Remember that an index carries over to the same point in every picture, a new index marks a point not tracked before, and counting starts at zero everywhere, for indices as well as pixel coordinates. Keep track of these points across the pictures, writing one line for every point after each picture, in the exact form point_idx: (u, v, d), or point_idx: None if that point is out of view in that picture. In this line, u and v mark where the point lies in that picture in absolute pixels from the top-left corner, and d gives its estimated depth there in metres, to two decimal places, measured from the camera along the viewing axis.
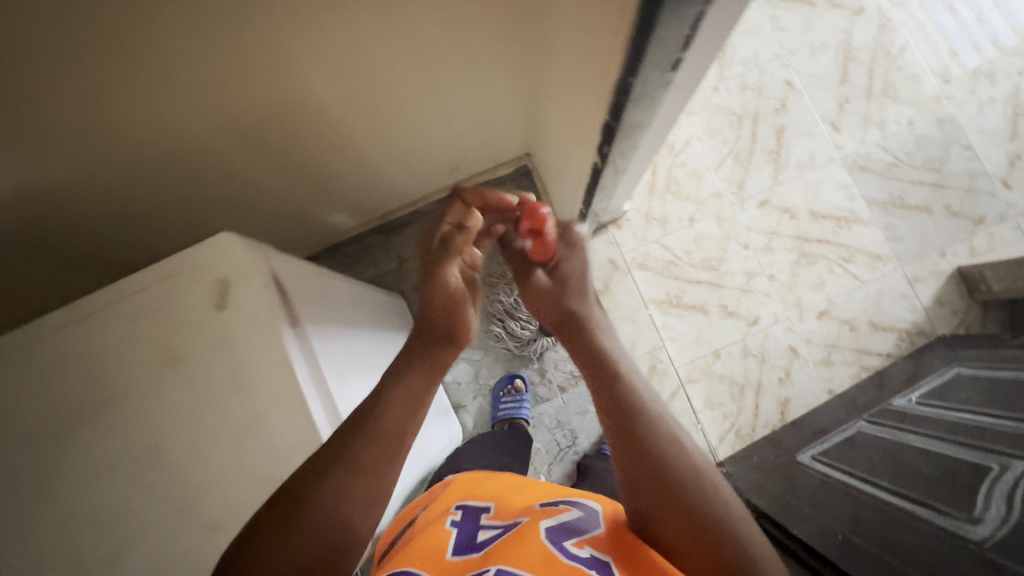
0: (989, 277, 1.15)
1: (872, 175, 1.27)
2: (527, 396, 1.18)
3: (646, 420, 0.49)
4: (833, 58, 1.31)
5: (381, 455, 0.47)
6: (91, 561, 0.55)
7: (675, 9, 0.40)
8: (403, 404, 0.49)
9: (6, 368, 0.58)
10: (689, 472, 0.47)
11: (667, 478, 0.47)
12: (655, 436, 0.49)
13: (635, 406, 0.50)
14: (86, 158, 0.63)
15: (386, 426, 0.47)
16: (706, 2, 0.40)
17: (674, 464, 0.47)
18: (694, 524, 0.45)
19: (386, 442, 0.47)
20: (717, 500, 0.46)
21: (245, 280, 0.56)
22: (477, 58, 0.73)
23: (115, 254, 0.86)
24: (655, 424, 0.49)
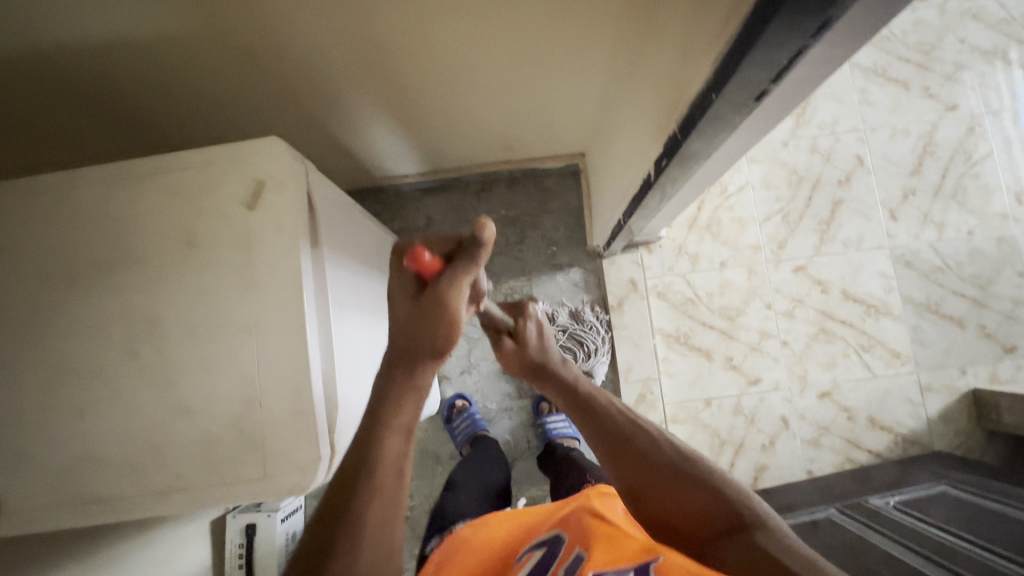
0: (1003, 407, 1.12)
1: (915, 273, 1.24)
2: (474, 410, 1.18)
3: (620, 424, 0.62)
4: (911, 146, 1.28)
5: (391, 502, 0.46)
6: (66, 406, 0.56)
7: (777, 44, 0.38)
8: (398, 443, 0.47)
9: (37, 204, 0.59)
10: (670, 456, 0.58)
11: (655, 469, 0.58)
12: (631, 434, 0.61)
13: (609, 415, 0.63)
14: (172, 37, 0.63)
15: (383, 472, 0.46)
16: (806, 47, 0.37)
17: (651, 450, 0.59)
18: (681, 491, 0.56)
19: (388, 487, 0.46)
20: (693, 468, 0.57)
21: (280, 186, 0.57)
22: (565, 38, 0.72)
23: (175, 137, 0.88)
24: (627, 425, 0.62)
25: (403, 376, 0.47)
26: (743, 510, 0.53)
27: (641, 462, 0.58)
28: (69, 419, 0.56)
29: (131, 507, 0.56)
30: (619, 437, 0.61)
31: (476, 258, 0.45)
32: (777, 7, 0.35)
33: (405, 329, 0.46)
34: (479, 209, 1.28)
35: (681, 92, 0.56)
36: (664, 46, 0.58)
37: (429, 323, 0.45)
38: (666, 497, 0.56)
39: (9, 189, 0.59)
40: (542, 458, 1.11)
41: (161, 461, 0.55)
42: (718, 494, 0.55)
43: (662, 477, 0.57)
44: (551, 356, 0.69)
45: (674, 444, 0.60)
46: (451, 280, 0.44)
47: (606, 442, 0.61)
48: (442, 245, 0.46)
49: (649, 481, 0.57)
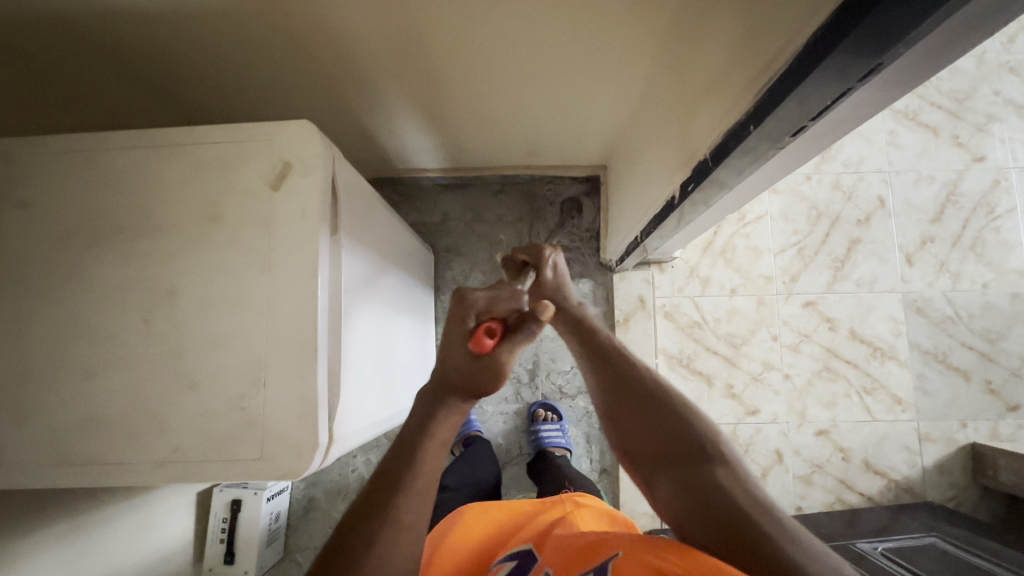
0: (1000, 464, 1.11)
1: (925, 320, 1.23)
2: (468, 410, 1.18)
3: (614, 360, 0.64)
4: (935, 193, 1.27)
5: (424, 505, 0.50)
6: (73, 366, 0.57)
7: (824, 83, 0.38)
8: (436, 456, 0.51)
9: (66, 164, 0.59)
10: (650, 390, 0.60)
11: (634, 400, 0.60)
12: (620, 369, 0.63)
13: (605, 352, 0.65)
14: (215, 12, 0.63)
15: (421, 478, 0.49)
16: (848, 88, 0.37)
17: (635, 386, 0.61)
18: (651, 423, 0.58)
19: (422, 494, 0.49)
20: (669, 406, 0.58)
21: (307, 170, 0.57)
22: (603, 49, 0.72)
23: (205, 109, 0.88)
24: (620, 361, 0.64)
25: (453, 400, 0.51)
26: (706, 443, 0.54)
27: (624, 390, 0.61)
28: (75, 380, 0.57)
29: (125, 474, 0.56)
30: (610, 369, 0.64)
31: (529, 336, 0.52)
32: (828, 48, 0.35)
33: (460, 370, 0.50)
34: (497, 211, 1.28)
35: (716, 119, 0.56)
36: (703, 69, 0.58)
37: (484, 373, 0.50)
38: (638, 423, 0.59)
39: (40, 145, 0.60)
40: (532, 465, 1.11)
41: (162, 432, 0.56)
42: (689, 429, 0.55)
43: (637, 406, 0.59)
44: (567, 293, 0.69)
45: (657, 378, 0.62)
46: (511, 350, 0.50)
47: (597, 372, 0.65)
48: (501, 310, 0.53)
49: (625, 407, 0.60)
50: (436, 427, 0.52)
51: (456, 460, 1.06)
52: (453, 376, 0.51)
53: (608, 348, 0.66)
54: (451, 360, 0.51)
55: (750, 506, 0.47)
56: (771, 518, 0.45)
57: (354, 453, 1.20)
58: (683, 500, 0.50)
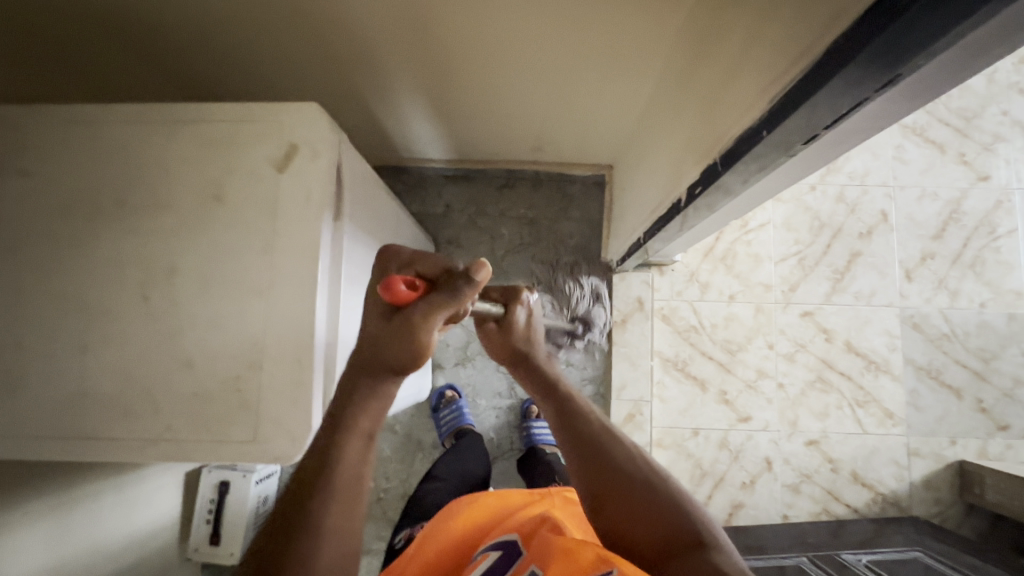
0: (987, 483, 1.12)
1: (921, 336, 1.24)
2: (462, 403, 1.18)
3: (599, 436, 0.59)
4: (938, 210, 1.27)
5: (349, 509, 0.44)
6: (67, 338, 0.56)
7: (838, 94, 0.38)
8: (358, 445, 0.45)
9: (70, 133, 0.58)
10: (640, 469, 0.56)
11: (622, 479, 0.56)
12: (606, 445, 0.59)
13: (587, 425, 0.60)
14: None
15: (341, 485, 0.44)
16: (863, 100, 0.37)
17: (623, 465, 0.57)
18: (643, 507, 0.54)
19: (349, 487, 0.44)
20: (660, 486, 0.55)
21: (313, 153, 0.56)
22: (617, 46, 0.72)
23: (212, 87, 0.87)
24: (604, 437, 0.59)
25: (366, 380, 0.46)
26: (702, 531, 0.51)
27: (612, 468, 0.57)
28: (69, 352, 0.56)
29: (115, 449, 0.56)
30: (592, 445, 0.59)
31: (451, 299, 0.45)
32: (844, 61, 0.35)
33: (374, 342, 0.46)
34: (500, 204, 1.28)
35: (726, 123, 0.56)
36: (716, 72, 0.57)
37: (393, 340, 0.45)
38: (630, 507, 0.54)
39: (42, 112, 0.59)
40: (523, 460, 1.11)
41: (154, 409, 0.55)
42: (681, 513, 0.53)
43: (627, 487, 0.55)
44: (537, 350, 0.66)
45: (642, 454, 0.59)
46: (425, 311, 0.44)
47: (578, 448, 0.59)
48: (429, 268, 0.49)
49: (613, 489, 0.55)
50: (354, 418, 0.46)
51: (447, 451, 1.06)
52: (367, 350, 0.46)
53: (590, 422, 0.61)
54: (366, 332, 0.47)
55: None
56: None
57: None
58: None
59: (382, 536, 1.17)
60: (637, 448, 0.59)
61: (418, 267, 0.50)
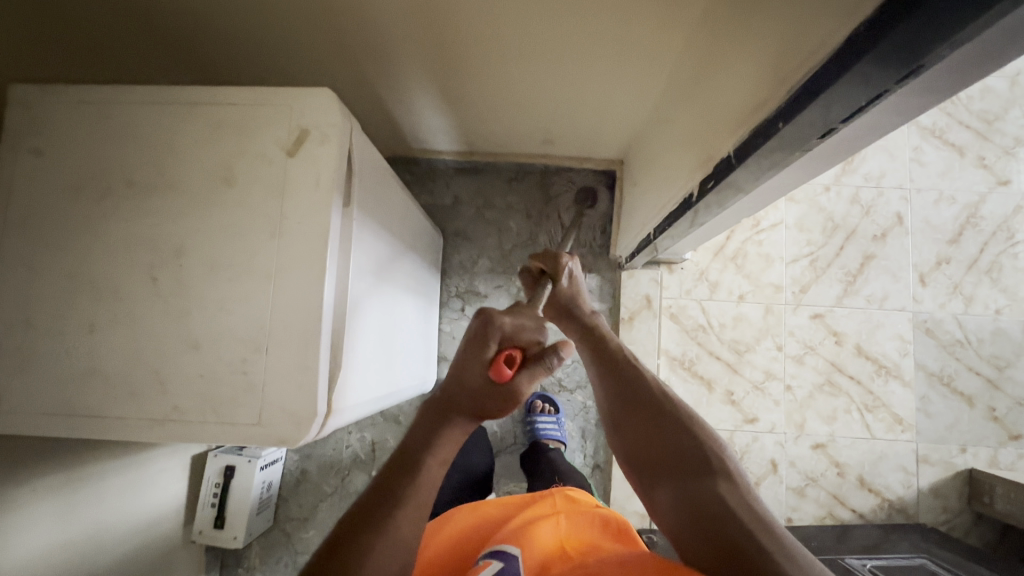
0: (996, 492, 1.10)
1: (933, 342, 1.22)
2: None
3: (624, 367, 0.64)
4: (955, 214, 1.25)
5: (417, 527, 0.49)
6: (77, 317, 0.57)
7: (854, 88, 0.37)
8: (436, 471, 0.51)
9: (84, 114, 0.59)
10: (657, 398, 0.61)
11: (638, 404, 0.61)
12: (627, 376, 0.63)
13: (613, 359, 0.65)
14: None
15: (420, 497, 0.49)
16: (880, 94, 0.36)
17: (642, 394, 0.61)
18: (654, 430, 0.58)
19: (419, 506, 0.49)
20: (673, 414, 0.59)
21: (323, 139, 0.56)
22: (632, 39, 0.71)
23: (226, 72, 0.88)
24: (627, 369, 0.64)
25: (455, 422, 0.51)
26: (711, 454, 0.54)
27: (629, 397, 0.61)
28: (79, 331, 0.57)
29: (123, 429, 0.56)
30: (615, 376, 0.64)
31: (544, 372, 0.49)
32: (860, 55, 0.34)
33: (468, 394, 0.49)
34: (509, 198, 1.27)
35: (739, 115, 0.55)
36: (731, 66, 0.57)
37: (493, 399, 0.49)
38: (640, 429, 0.59)
39: (57, 93, 0.59)
40: (526, 455, 1.11)
41: (161, 389, 0.56)
42: (691, 439, 0.56)
43: (641, 413, 0.60)
44: (580, 296, 0.70)
45: (659, 385, 0.63)
46: (527, 381, 0.49)
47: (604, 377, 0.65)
48: (525, 339, 0.50)
49: (628, 415, 0.61)
50: (438, 445, 0.51)
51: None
52: (462, 396, 0.50)
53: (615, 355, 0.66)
54: (456, 380, 0.50)
55: (754, 521, 0.48)
56: (776, 545, 0.46)
57: (349, 430, 1.20)
58: (686, 516, 0.51)
59: None
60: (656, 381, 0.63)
61: (514, 339, 0.49)
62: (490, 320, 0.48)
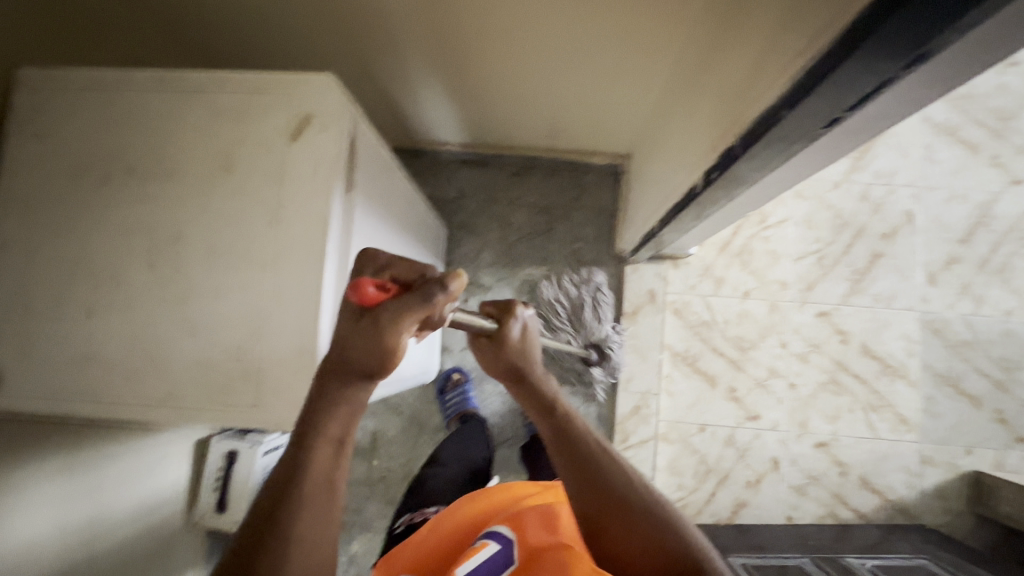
0: (1002, 495, 1.09)
1: (941, 343, 1.20)
2: (468, 387, 1.18)
3: (596, 458, 0.54)
4: (966, 213, 1.23)
5: (325, 513, 0.40)
6: (78, 299, 0.57)
7: (857, 78, 0.36)
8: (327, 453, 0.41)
9: (88, 98, 0.59)
10: (639, 497, 0.52)
11: (618, 504, 0.51)
12: (602, 468, 0.53)
13: (584, 445, 0.55)
14: None
15: (310, 490, 0.40)
16: (883, 83, 0.35)
17: (620, 492, 0.52)
18: (641, 537, 0.50)
19: (320, 493, 0.40)
20: (658, 517, 0.50)
21: (324, 125, 0.56)
22: (637, 29, 0.70)
23: (231, 59, 0.88)
24: (601, 461, 0.54)
25: (332, 387, 0.42)
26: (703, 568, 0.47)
27: (607, 495, 0.52)
28: (81, 313, 0.57)
29: (123, 410, 0.57)
30: (588, 469, 0.53)
31: (416, 303, 0.38)
32: (860, 42, 0.34)
33: (340, 345, 0.41)
34: (514, 190, 1.27)
35: (743, 106, 0.54)
36: (736, 55, 0.56)
37: (362, 343, 0.39)
38: (626, 535, 0.50)
39: (61, 77, 0.59)
40: (526, 447, 1.11)
41: (161, 372, 0.56)
42: (680, 548, 0.49)
43: (627, 519, 0.50)
44: (534, 363, 0.58)
45: (638, 478, 0.53)
46: (395, 315, 0.37)
47: (574, 471, 0.54)
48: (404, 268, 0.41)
49: (608, 517, 0.51)
50: (327, 421, 0.42)
51: (451, 435, 1.06)
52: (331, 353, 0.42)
53: (586, 442, 0.55)
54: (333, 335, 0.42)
55: None
56: None
57: None
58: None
59: (383, 514, 1.18)
60: (635, 473, 0.54)
61: (394, 270, 0.42)
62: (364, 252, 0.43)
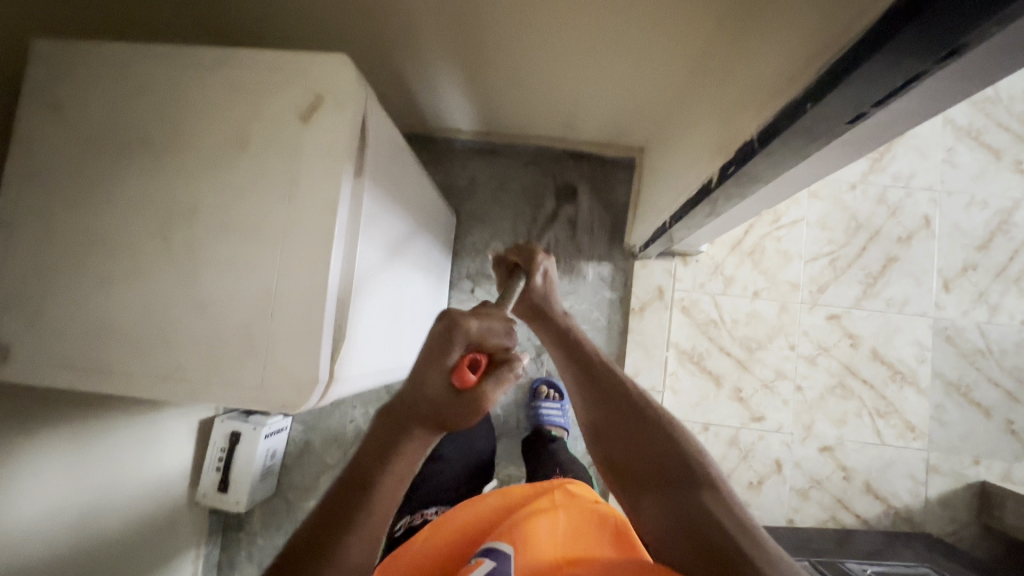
0: (1008, 507, 1.07)
1: (954, 350, 1.18)
2: None
3: (602, 377, 0.64)
4: (986, 220, 1.21)
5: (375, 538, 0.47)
6: (87, 273, 0.57)
7: (885, 72, 0.35)
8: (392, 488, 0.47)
9: (102, 70, 0.59)
10: (638, 407, 0.61)
11: (620, 415, 0.61)
12: (608, 385, 0.63)
13: (593, 366, 0.65)
14: None
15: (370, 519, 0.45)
16: (913, 78, 0.34)
17: (624, 407, 0.61)
18: (639, 445, 0.58)
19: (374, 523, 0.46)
20: (655, 424, 0.59)
21: (337, 105, 0.55)
22: (658, 17, 0.68)
23: (244, 38, 0.87)
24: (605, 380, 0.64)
25: (415, 431, 0.45)
26: (690, 463, 0.55)
27: (612, 409, 0.61)
28: (89, 287, 0.57)
29: (128, 384, 0.57)
30: (602, 396, 0.63)
31: (512, 377, 0.45)
32: (892, 32, 0.32)
33: (434, 405, 0.44)
34: (525, 181, 1.26)
35: (764, 99, 0.53)
36: (760, 45, 0.54)
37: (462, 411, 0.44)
38: (626, 441, 0.59)
39: (76, 49, 0.59)
40: (527, 440, 1.11)
41: (167, 348, 0.56)
42: (667, 446, 0.57)
43: (627, 429, 0.59)
44: (554, 301, 0.69)
45: (640, 393, 0.62)
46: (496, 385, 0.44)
47: (586, 389, 0.64)
48: (496, 342, 0.45)
49: (612, 428, 0.61)
50: (396, 458, 0.46)
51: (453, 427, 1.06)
52: (423, 406, 0.44)
53: (594, 362, 0.65)
54: (422, 390, 0.43)
55: (737, 528, 0.49)
56: (765, 551, 0.47)
57: (354, 405, 1.21)
58: (668, 520, 0.52)
59: None
60: (636, 387, 0.63)
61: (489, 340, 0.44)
62: (457, 325, 0.42)
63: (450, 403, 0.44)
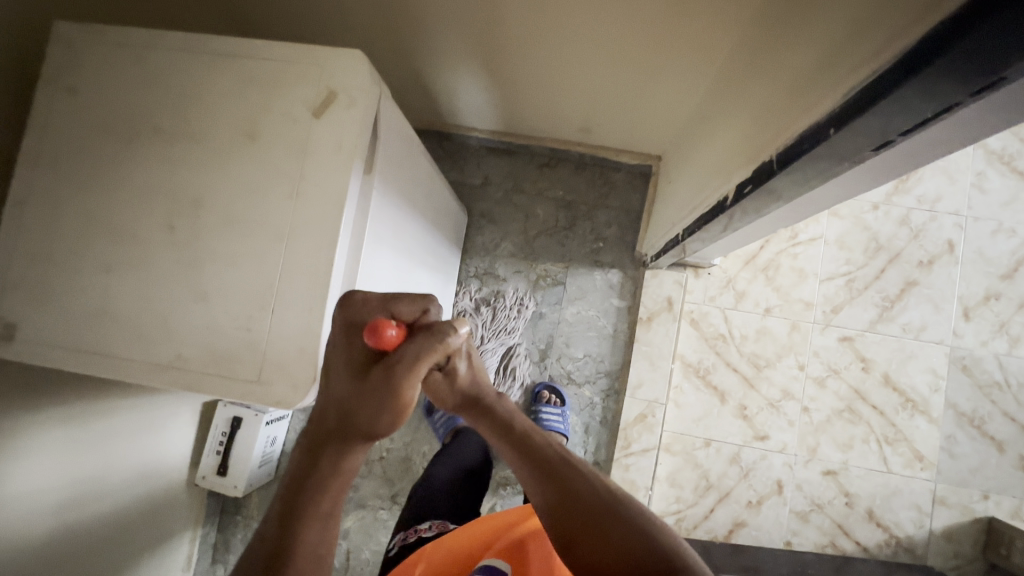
0: (1015, 545, 1.04)
1: (969, 380, 1.15)
2: None
3: (561, 469, 0.52)
4: (1012, 248, 1.17)
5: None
6: (95, 257, 0.58)
7: (916, 100, 0.33)
8: (319, 523, 0.44)
9: (118, 55, 0.59)
10: (605, 500, 0.50)
11: (587, 514, 0.49)
12: (568, 480, 0.52)
13: (547, 460, 0.53)
14: None
15: (300, 567, 0.42)
16: (945, 110, 0.32)
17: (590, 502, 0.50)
18: (611, 546, 0.47)
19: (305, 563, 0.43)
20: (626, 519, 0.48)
21: (350, 103, 0.54)
22: (683, 26, 0.67)
23: (264, 27, 0.86)
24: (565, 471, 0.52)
25: (331, 450, 0.43)
26: (670, 558, 0.45)
27: (577, 508, 0.50)
28: (95, 271, 0.57)
29: (128, 369, 0.57)
30: (562, 492, 0.51)
31: (433, 344, 0.41)
32: (925, 60, 0.31)
33: (345, 408, 0.43)
34: (539, 182, 1.24)
35: (787, 120, 0.51)
36: (787, 63, 0.52)
37: (372, 406, 0.42)
38: (600, 550, 0.47)
39: (94, 32, 0.59)
40: None
41: (168, 336, 0.56)
42: (643, 543, 0.46)
43: (596, 530, 0.48)
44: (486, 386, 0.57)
45: (604, 483, 0.52)
46: (409, 359, 0.40)
47: (546, 487, 0.52)
48: (405, 308, 0.44)
49: (579, 529, 0.48)
50: (320, 493, 0.43)
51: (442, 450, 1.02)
52: (333, 416, 0.43)
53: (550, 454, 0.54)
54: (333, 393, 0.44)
55: None
56: None
57: None
58: None
59: (379, 494, 1.19)
60: (599, 477, 0.53)
61: (395, 307, 0.44)
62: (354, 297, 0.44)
63: (358, 394, 0.42)
